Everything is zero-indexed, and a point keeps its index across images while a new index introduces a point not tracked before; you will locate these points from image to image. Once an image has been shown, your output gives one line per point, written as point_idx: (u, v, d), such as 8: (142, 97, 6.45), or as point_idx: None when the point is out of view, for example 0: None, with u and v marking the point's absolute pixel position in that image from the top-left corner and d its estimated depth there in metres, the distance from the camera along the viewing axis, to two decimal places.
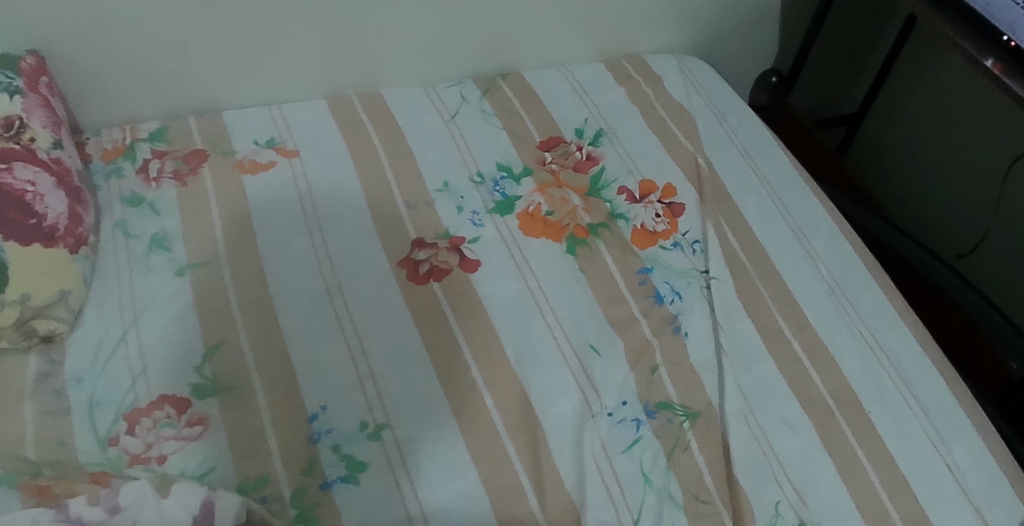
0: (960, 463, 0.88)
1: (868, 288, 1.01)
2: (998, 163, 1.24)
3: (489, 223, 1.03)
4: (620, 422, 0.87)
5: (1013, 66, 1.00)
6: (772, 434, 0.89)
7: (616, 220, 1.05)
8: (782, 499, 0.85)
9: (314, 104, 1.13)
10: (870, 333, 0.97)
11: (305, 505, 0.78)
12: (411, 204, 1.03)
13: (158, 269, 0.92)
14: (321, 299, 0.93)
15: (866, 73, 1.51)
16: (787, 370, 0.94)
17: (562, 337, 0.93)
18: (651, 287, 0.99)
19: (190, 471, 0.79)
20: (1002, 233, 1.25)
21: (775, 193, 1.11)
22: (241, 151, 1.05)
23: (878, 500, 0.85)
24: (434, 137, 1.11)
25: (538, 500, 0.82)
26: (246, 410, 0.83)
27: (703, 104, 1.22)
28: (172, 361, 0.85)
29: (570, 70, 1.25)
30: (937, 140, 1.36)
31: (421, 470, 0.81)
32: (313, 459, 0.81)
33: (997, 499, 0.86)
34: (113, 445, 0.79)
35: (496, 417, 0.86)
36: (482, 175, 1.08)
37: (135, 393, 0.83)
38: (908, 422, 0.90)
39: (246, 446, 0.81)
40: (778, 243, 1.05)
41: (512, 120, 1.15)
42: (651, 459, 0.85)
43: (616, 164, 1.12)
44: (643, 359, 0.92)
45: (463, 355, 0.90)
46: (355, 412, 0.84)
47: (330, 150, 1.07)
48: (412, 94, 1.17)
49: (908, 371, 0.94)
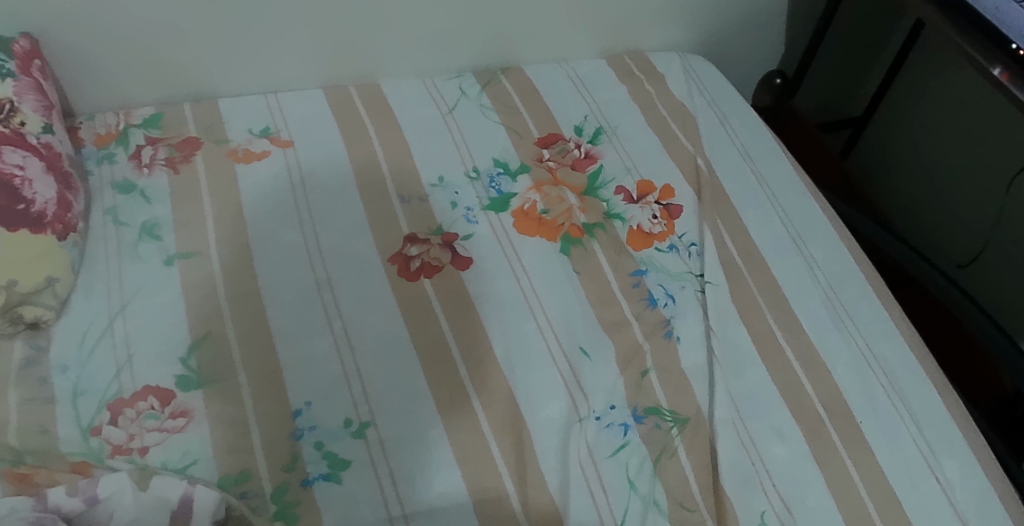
0: (950, 477, 0.87)
1: (865, 297, 1.00)
2: (1001, 175, 1.23)
3: (484, 220, 1.01)
4: (607, 427, 0.86)
5: (1019, 75, 0.98)
6: (761, 442, 0.88)
7: (613, 221, 1.04)
8: (769, 509, 0.84)
9: (311, 94, 1.12)
10: (864, 342, 0.96)
11: (285, 501, 0.78)
12: (405, 198, 1.02)
13: (148, 258, 0.92)
14: (311, 292, 0.92)
15: (871, 77, 1.49)
16: (779, 378, 0.93)
17: (552, 339, 0.92)
18: (645, 290, 0.98)
19: (172, 463, 0.78)
20: (1002, 246, 1.23)
21: (775, 198, 1.09)
22: (235, 139, 1.04)
23: (867, 514, 0.84)
24: (431, 131, 1.10)
25: (522, 502, 0.81)
26: (230, 404, 0.83)
27: (705, 104, 1.20)
28: (157, 352, 0.85)
29: (572, 66, 1.23)
30: (941, 149, 1.34)
31: (405, 470, 0.81)
32: (295, 455, 0.80)
33: (986, 514, 0.85)
34: (96, 435, 0.79)
35: (483, 418, 0.85)
36: (478, 171, 1.07)
37: (119, 383, 0.82)
38: (900, 434, 0.89)
39: (229, 440, 0.80)
40: (775, 248, 1.04)
41: (511, 115, 1.14)
42: (638, 465, 0.84)
43: (614, 163, 1.11)
44: (633, 363, 0.91)
45: (451, 354, 0.89)
46: (340, 409, 0.84)
47: (325, 141, 1.06)
48: (411, 86, 1.16)
49: (902, 383, 0.93)
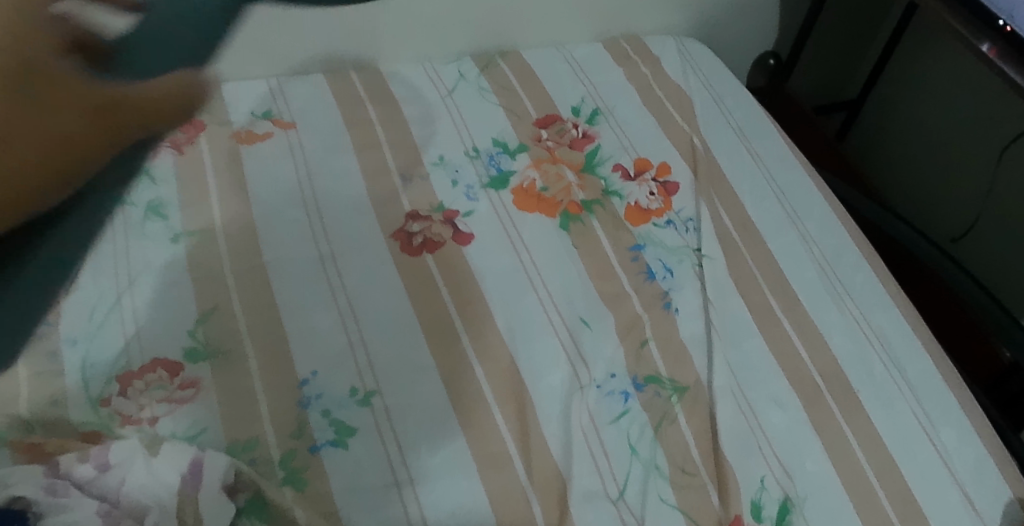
0: (946, 443, 0.88)
1: (860, 270, 1.02)
2: (990, 151, 1.25)
3: (484, 197, 1.03)
4: (608, 394, 0.88)
5: (1007, 51, 1.00)
6: (760, 409, 0.89)
7: (611, 198, 1.06)
8: (768, 473, 0.85)
9: (313, 78, 1.14)
10: (861, 313, 0.98)
11: (293, 467, 0.79)
12: (406, 177, 1.04)
13: (155, 236, 0.93)
14: (315, 268, 0.93)
15: (867, 59, 1.52)
16: (776, 347, 0.94)
17: (553, 310, 0.94)
18: (643, 264, 1.00)
19: (181, 433, 0.79)
20: (993, 221, 1.26)
21: (770, 174, 1.11)
22: (238, 122, 1.06)
23: (865, 478, 0.85)
24: (431, 112, 1.12)
25: (525, 468, 0.82)
26: (238, 374, 0.84)
27: (701, 85, 1.22)
28: (166, 326, 0.87)
29: (569, 49, 1.25)
30: (933, 128, 1.37)
31: (410, 437, 0.82)
32: (302, 423, 0.82)
33: (982, 478, 0.86)
34: (105, 405, 0.80)
35: (485, 386, 0.87)
36: (478, 150, 1.09)
37: (128, 354, 0.84)
38: (896, 402, 0.91)
39: (236, 409, 0.82)
40: (771, 224, 1.06)
41: (509, 97, 1.16)
42: (638, 431, 0.86)
43: (611, 142, 1.13)
44: (633, 334, 0.93)
45: (454, 326, 0.91)
46: (346, 378, 0.86)
47: (327, 123, 1.08)
48: (410, 70, 1.18)
49: (898, 353, 0.95)
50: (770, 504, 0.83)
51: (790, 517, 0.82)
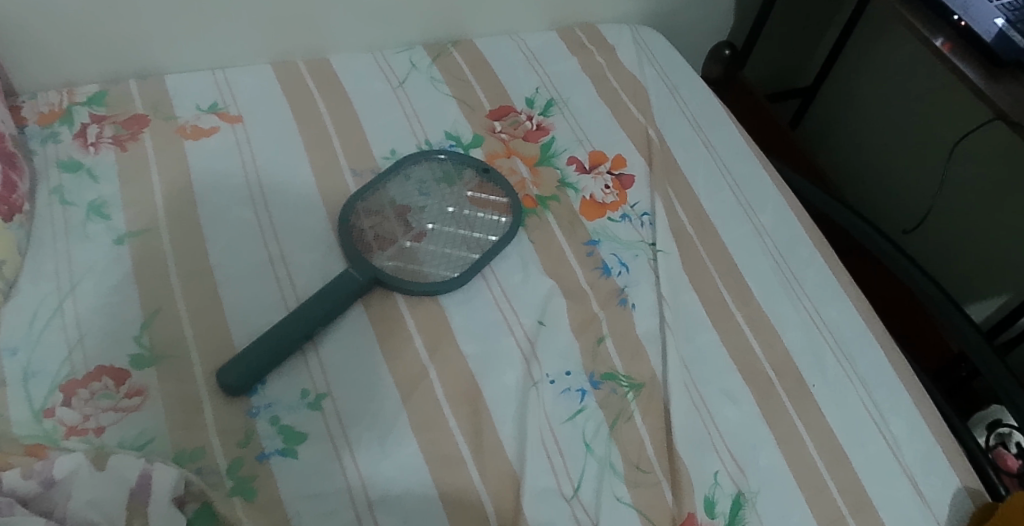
0: (897, 434, 0.90)
1: (813, 262, 1.03)
2: (942, 145, 1.29)
3: (435, 193, 0.99)
4: (564, 392, 0.88)
5: (961, 46, 1.01)
6: (714, 404, 0.90)
7: (566, 191, 1.06)
8: (721, 469, 0.86)
9: (260, 69, 1.10)
10: (813, 305, 0.99)
11: (241, 476, 0.78)
12: (356, 172, 1.02)
13: (97, 237, 0.91)
14: (264, 269, 0.92)
15: (819, 50, 1.53)
16: (730, 342, 0.94)
17: (506, 308, 0.93)
18: (599, 259, 0.99)
19: (129, 441, 0.79)
20: (945, 213, 1.30)
21: (725, 166, 1.11)
22: (183, 116, 1.02)
23: (815, 469, 0.87)
24: (383, 105, 1.10)
25: (479, 470, 0.82)
26: (183, 381, 0.83)
27: (656, 75, 1.21)
28: (109, 331, 0.84)
29: (523, 38, 1.23)
30: (883, 121, 1.40)
31: (362, 441, 0.82)
32: (249, 431, 0.81)
33: (931, 469, 0.88)
34: (49, 416, 0.79)
35: (438, 387, 0.86)
36: (431, 144, 1.07)
37: (71, 364, 0.82)
38: (848, 395, 0.92)
39: (183, 417, 0.81)
40: (725, 215, 1.06)
41: (462, 88, 1.14)
42: (594, 428, 0.86)
43: (566, 134, 1.12)
44: (589, 330, 0.93)
45: (407, 327, 0.90)
46: (295, 382, 0.84)
47: (277, 118, 1.05)
48: (360, 59, 1.15)
49: (848, 345, 0.96)
50: (723, 500, 0.84)
51: (742, 512, 0.83)
